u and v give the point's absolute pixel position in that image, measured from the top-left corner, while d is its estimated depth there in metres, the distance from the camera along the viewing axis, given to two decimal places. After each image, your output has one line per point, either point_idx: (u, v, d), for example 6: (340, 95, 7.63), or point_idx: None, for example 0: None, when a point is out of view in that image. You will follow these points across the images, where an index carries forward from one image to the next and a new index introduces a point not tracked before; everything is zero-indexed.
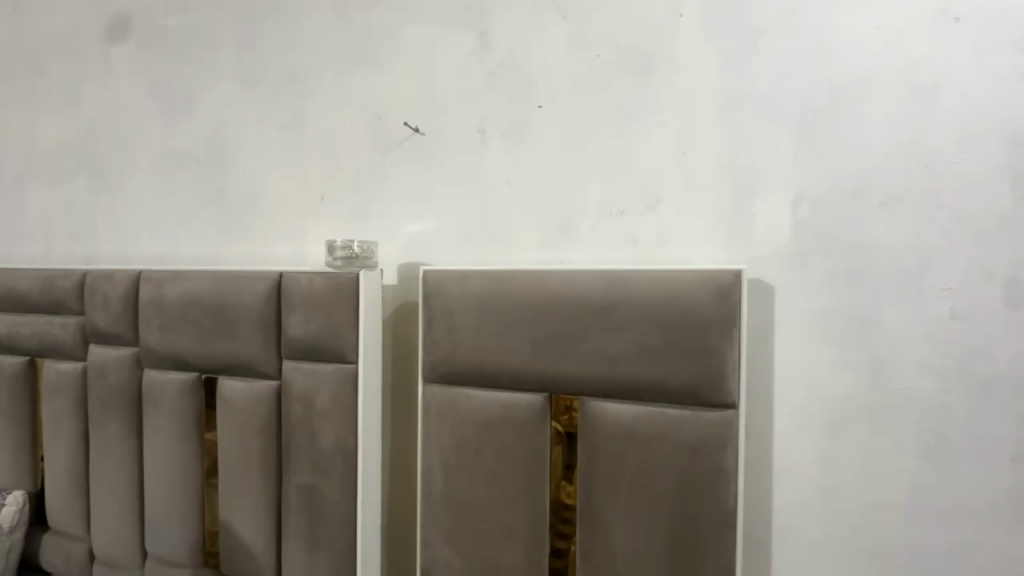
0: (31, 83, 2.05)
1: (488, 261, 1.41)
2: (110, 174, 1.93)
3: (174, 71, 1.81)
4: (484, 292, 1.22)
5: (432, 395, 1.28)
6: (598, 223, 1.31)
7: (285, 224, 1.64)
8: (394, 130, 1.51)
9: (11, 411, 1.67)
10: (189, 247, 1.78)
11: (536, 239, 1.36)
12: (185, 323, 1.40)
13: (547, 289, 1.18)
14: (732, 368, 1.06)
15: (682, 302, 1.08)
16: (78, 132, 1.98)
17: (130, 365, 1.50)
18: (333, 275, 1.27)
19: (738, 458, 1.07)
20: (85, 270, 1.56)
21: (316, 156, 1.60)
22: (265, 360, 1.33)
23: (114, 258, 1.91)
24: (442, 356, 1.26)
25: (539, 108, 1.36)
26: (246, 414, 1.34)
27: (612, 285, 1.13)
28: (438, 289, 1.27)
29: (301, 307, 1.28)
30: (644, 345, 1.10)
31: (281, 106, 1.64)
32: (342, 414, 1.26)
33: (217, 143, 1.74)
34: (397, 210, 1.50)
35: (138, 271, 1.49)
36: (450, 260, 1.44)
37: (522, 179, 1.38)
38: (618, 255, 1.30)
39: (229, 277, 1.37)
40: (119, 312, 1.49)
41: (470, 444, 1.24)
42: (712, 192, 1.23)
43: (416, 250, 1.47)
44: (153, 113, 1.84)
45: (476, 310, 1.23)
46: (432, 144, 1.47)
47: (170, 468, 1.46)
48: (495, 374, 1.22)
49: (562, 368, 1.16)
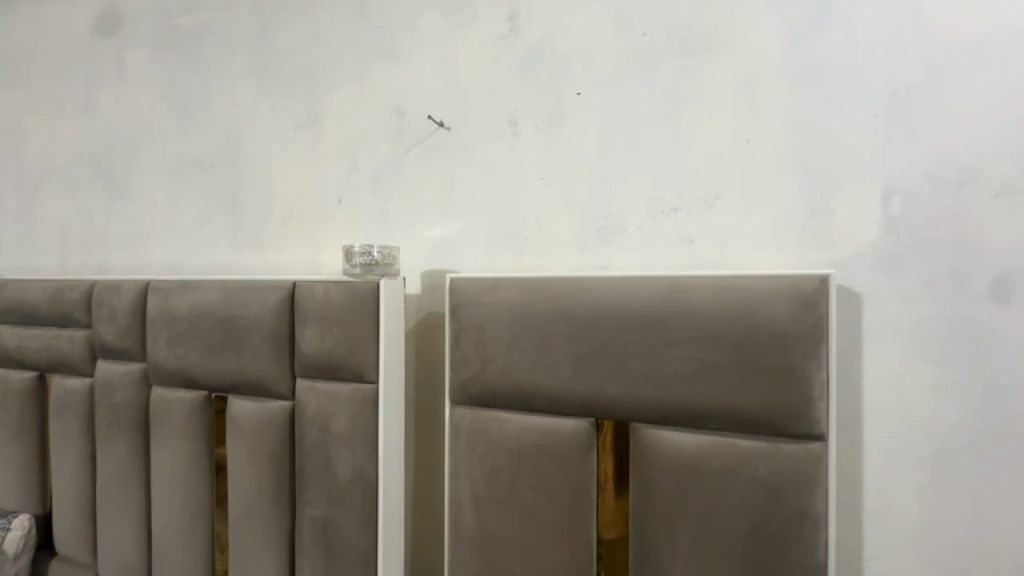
0: (47, 91, 2.00)
1: (520, 267, 1.26)
2: (124, 180, 1.86)
3: (187, 72, 1.73)
4: (518, 302, 1.08)
5: (461, 418, 1.14)
6: (646, 223, 1.15)
7: (301, 229, 1.53)
8: (416, 126, 1.39)
9: (19, 429, 1.60)
10: (203, 255, 1.69)
11: (575, 243, 1.21)
12: (193, 337, 1.29)
13: (592, 299, 1.02)
14: (819, 393, 0.88)
15: (756, 314, 0.91)
16: (93, 138, 1.92)
17: (137, 382, 1.40)
18: (350, 284, 1.14)
19: (826, 500, 0.89)
20: (92, 281, 1.48)
21: (333, 156, 1.49)
22: (277, 378, 1.20)
23: (127, 267, 1.84)
24: (471, 375, 1.12)
25: (577, 96, 1.22)
26: (256, 438, 1.22)
27: (670, 293, 0.97)
28: (466, 299, 1.13)
29: (315, 320, 1.16)
30: (709, 364, 0.93)
31: (297, 103, 1.54)
32: (361, 440, 1.12)
33: (230, 144, 1.64)
34: (419, 213, 1.37)
35: (146, 282, 1.39)
36: (478, 266, 1.30)
37: (558, 175, 1.23)
38: (670, 259, 1.13)
39: (239, 287, 1.25)
40: (125, 325, 1.40)
41: (503, 475, 1.09)
42: (782, 185, 1.06)
43: (440, 256, 1.34)
44: (167, 116, 1.77)
45: (510, 323, 1.08)
46: (458, 139, 1.34)
47: (178, 494, 1.35)
48: (532, 396, 1.07)
49: (609, 390, 1.00)
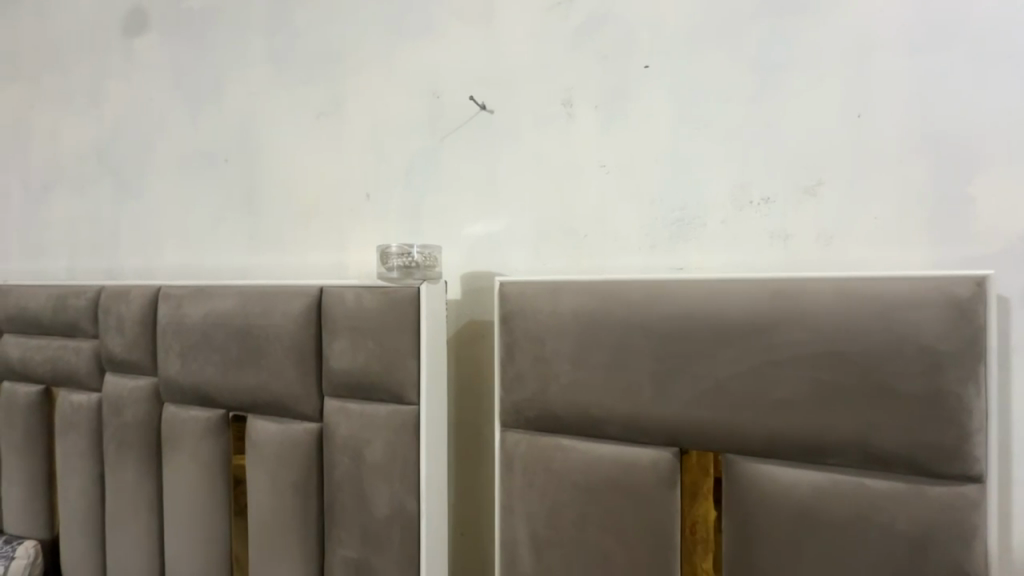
0: (54, 85, 1.89)
1: (577, 269, 1.10)
2: (135, 178, 1.73)
3: (198, 60, 1.59)
4: (584, 310, 0.92)
5: (516, 445, 0.98)
6: (731, 215, 0.98)
7: (324, 229, 1.39)
8: (454, 110, 1.23)
9: (25, 447, 1.48)
10: (218, 258, 1.55)
11: (644, 240, 1.05)
12: (207, 350, 1.15)
13: (676, 307, 0.85)
14: (977, 423, 0.71)
15: (892, 325, 0.74)
16: (102, 134, 1.80)
17: (147, 399, 1.26)
18: (386, 290, 0.98)
19: (987, 559, 0.71)
20: (99, 287, 1.35)
21: (359, 146, 1.34)
22: (302, 397, 1.06)
23: (139, 272, 1.71)
24: (528, 395, 0.96)
25: (645, 69, 1.05)
26: (279, 465, 1.08)
27: (777, 299, 0.80)
28: (520, 307, 0.97)
29: (346, 332, 1.00)
30: (831, 386, 0.76)
31: (319, 89, 1.39)
32: (400, 471, 0.97)
33: (247, 136, 1.50)
34: (458, 208, 1.22)
35: (156, 287, 1.26)
36: (528, 268, 1.14)
37: (622, 162, 1.07)
38: (761, 258, 0.96)
39: (259, 293, 1.11)
40: (134, 335, 1.26)
41: (566, 514, 0.93)
42: (903, 168, 0.88)
43: (483, 256, 1.18)
44: (177, 108, 1.64)
45: (574, 336, 0.92)
46: (503, 123, 1.18)
47: (192, 525, 1.21)
48: (602, 420, 0.90)
49: (701, 416, 0.83)
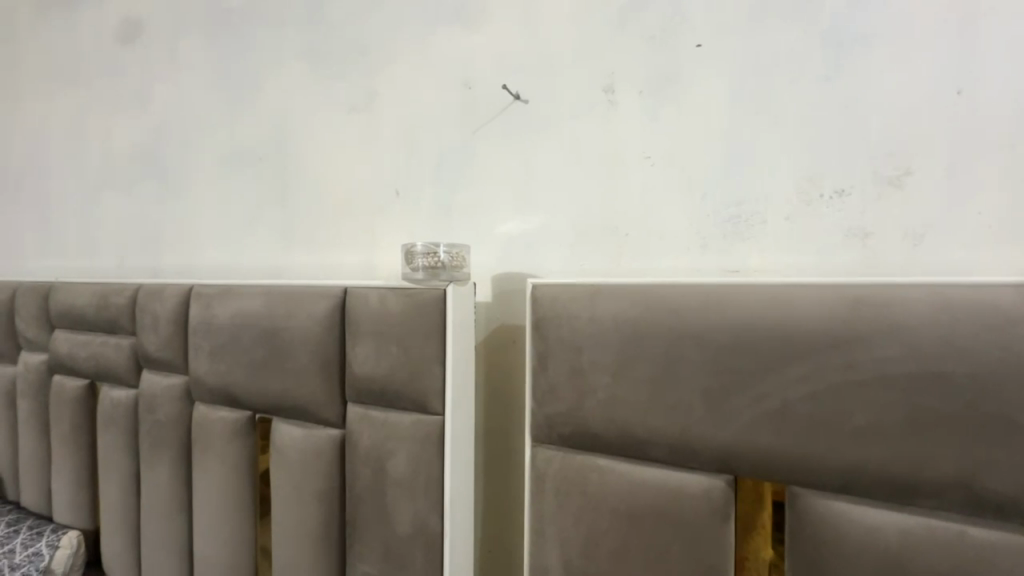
0: (107, 89, 1.96)
1: (618, 271, 1.00)
2: (177, 178, 1.76)
3: (236, 59, 1.60)
4: (625, 318, 0.82)
5: (548, 463, 0.90)
6: (797, 211, 0.86)
7: (354, 227, 1.35)
8: (487, 101, 1.16)
9: (71, 439, 1.53)
10: (252, 257, 1.55)
11: (694, 239, 0.94)
12: (234, 351, 1.13)
13: (733, 316, 0.75)
14: None
15: (1007, 342, 0.61)
16: (148, 135, 1.85)
17: (179, 398, 1.26)
18: (412, 292, 0.92)
19: None
20: (137, 286, 1.36)
21: (389, 141, 1.29)
22: (326, 403, 1.01)
23: (179, 270, 1.74)
24: (562, 410, 0.87)
25: (697, 49, 0.94)
26: (302, 472, 1.04)
27: (857, 309, 0.68)
28: (554, 313, 0.88)
29: (370, 335, 0.95)
30: (926, 414, 0.64)
31: (350, 84, 1.36)
32: (424, 486, 0.91)
33: (280, 134, 1.49)
34: (490, 205, 1.14)
35: (189, 287, 1.25)
36: (564, 269, 1.06)
37: (670, 152, 0.96)
38: (832, 260, 0.84)
39: (285, 293, 1.08)
40: (167, 334, 1.26)
41: (603, 543, 0.84)
42: (1015, 154, 0.74)
43: (516, 256, 1.11)
44: (217, 108, 1.65)
45: (614, 346, 0.83)
46: (538, 114, 1.10)
47: (219, 526, 1.20)
48: (645, 441, 0.81)
49: (762, 443, 0.72)
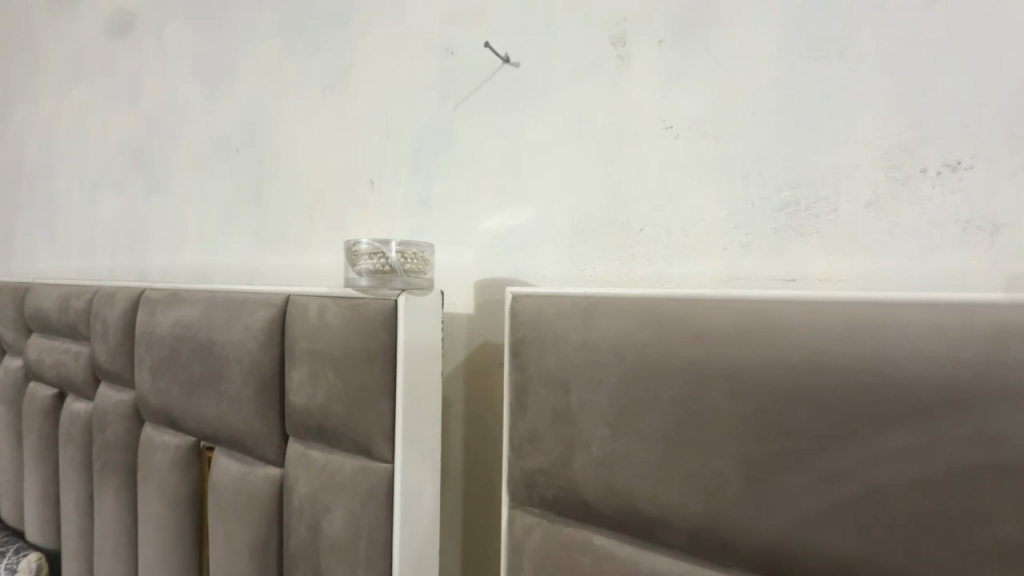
0: (104, 83, 1.88)
1: (629, 277, 0.76)
2: (161, 173, 1.64)
3: (216, 42, 1.46)
4: (629, 347, 0.58)
5: (525, 535, 0.67)
6: (885, 195, 0.60)
7: (325, 224, 1.16)
8: (471, 68, 0.93)
9: (39, 453, 1.42)
10: (227, 258, 1.40)
11: (732, 236, 0.69)
12: (173, 367, 0.96)
13: (788, 352, 0.50)
14: None
15: None
16: (138, 130, 1.75)
17: (128, 417, 1.11)
18: (356, 304, 0.72)
19: None
20: (95, 289, 1.23)
21: (361, 122, 1.09)
22: (262, 436, 0.83)
23: (161, 271, 1.62)
24: (544, 466, 0.65)
25: None
26: (237, 517, 0.86)
27: (1000, 347, 0.42)
28: (537, 334, 0.66)
29: (307, 356, 0.76)
30: None
31: (322, 58, 1.17)
32: (365, 554, 0.70)
33: (254, 121, 1.33)
34: (473, 195, 0.93)
35: (138, 291, 1.10)
36: (560, 276, 0.82)
37: (701, 118, 0.71)
38: (941, 265, 0.57)
39: (225, 301, 0.90)
40: (116, 344, 1.12)
41: None
42: None
43: (503, 258, 0.88)
44: (198, 97, 1.51)
45: (613, 385, 0.59)
46: (532, 80, 0.86)
47: (159, 569, 1.03)
48: (656, 522, 0.57)
49: (835, 545, 0.47)
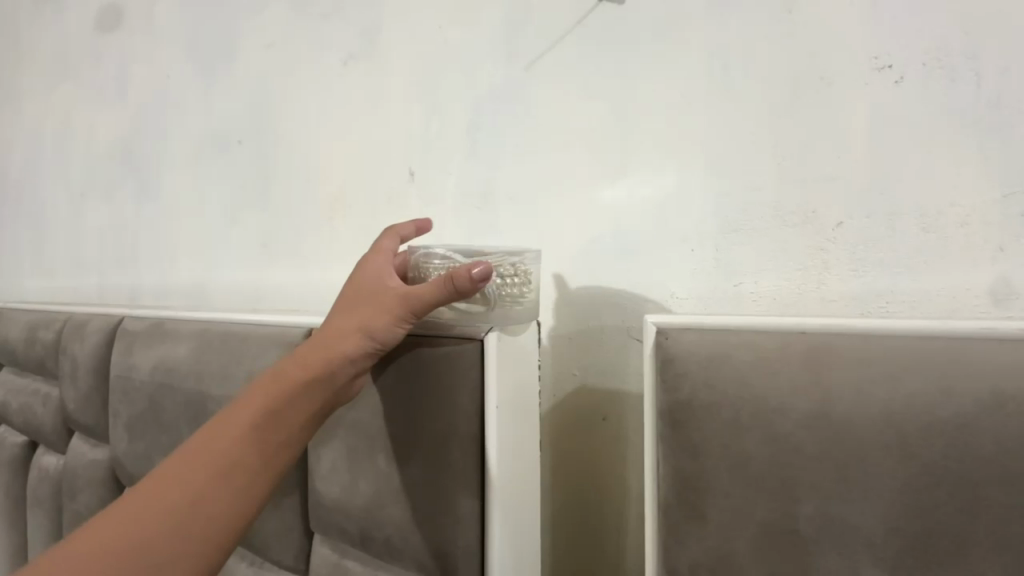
0: (91, 79, 1.66)
1: (815, 297, 0.51)
2: (152, 177, 1.41)
3: (213, 17, 1.23)
4: (930, 428, 0.34)
5: None
6: None
7: (348, 230, 0.91)
8: (550, 12, 0.69)
9: (8, 512, 1.18)
10: (227, 274, 1.16)
11: (1012, 231, 0.44)
12: (155, 425, 0.72)
13: None
14: None
15: None
16: (127, 129, 1.52)
17: (104, 482, 0.87)
18: (417, 346, 0.48)
19: None
20: (67, 317, 1.00)
21: (395, 98, 0.85)
22: (277, 529, 0.58)
23: (153, 291, 1.39)
24: None
25: None
26: None
27: None
28: (717, 398, 0.40)
29: (344, 420, 0.52)
30: None
31: (343, 22, 0.93)
32: None
33: (259, 109, 1.09)
34: (555, 184, 0.68)
35: (115, 321, 0.87)
36: (698, 295, 0.57)
37: (945, 50, 0.46)
38: None
39: (224, 338, 0.67)
40: (88, 388, 0.88)
41: None
42: None
43: (602, 272, 0.63)
44: (193, 85, 1.28)
45: (891, 492, 0.34)
46: (645, 18, 0.61)
47: None
48: None
49: None
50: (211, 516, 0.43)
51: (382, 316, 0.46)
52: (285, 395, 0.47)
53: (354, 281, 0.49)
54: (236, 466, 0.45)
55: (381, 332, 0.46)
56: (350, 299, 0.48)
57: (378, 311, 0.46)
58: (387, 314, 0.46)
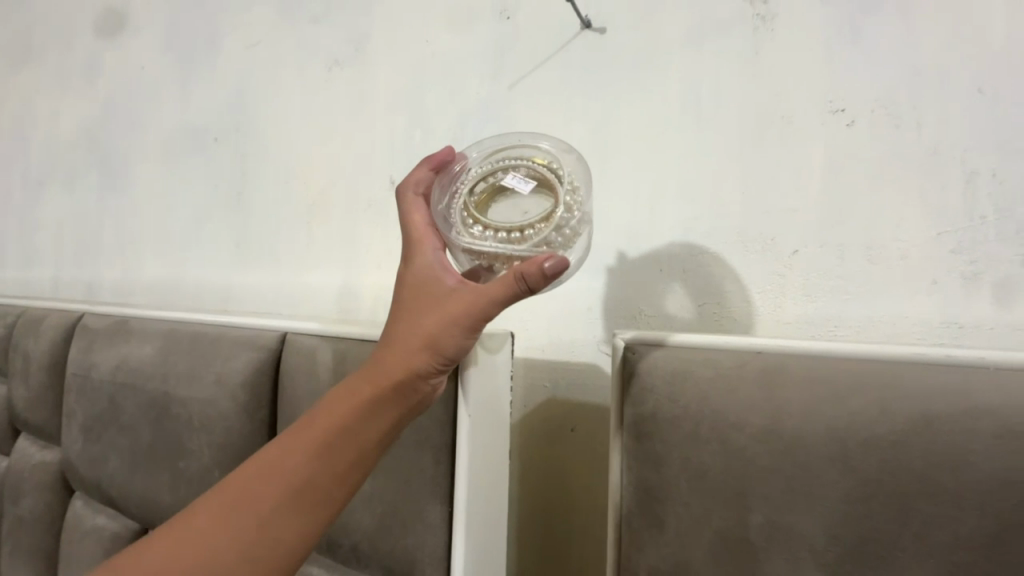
0: (58, 64, 1.60)
1: (771, 319, 0.55)
2: (119, 169, 1.37)
3: (195, 12, 1.21)
4: (869, 443, 0.37)
5: None
6: None
7: (324, 235, 0.91)
8: (535, 36, 0.71)
9: None
10: (195, 273, 1.13)
11: (947, 264, 0.48)
12: (114, 426, 0.70)
13: None
14: None
15: None
16: (94, 118, 1.47)
17: (53, 485, 0.83)
18: None
19: None
20: (21, 311, 0.96)
21: (379, 107, 0.86)
22: None
23: (114, 287, 1.34)
24: None
25: None
26: None
27: None
28: (679, 411, 0.43)
29: None
30: None
31: (330, 28, 0.93)
32: None
33: (239, 108, 1.08)
34: None
35: (74, 317, 0.84)
36: (665, 313, 0.60)
37: (892, 98, 0.51)
38: None
39: (193, 338, 0.66)
40: (40, 386, 0.84)
41: None
42: None
43: (576, 287, 0.66)
44: (169, 79, 1.26)
45: (832, 502, 0.37)
46: (625, 49, 0.65)
47: None
48: None
49: None
50: (281, 541, 0.41)
51: (449, 328, 0.43)
52: (354, 411, 0.43)
53: (416, 286, 0.45)
54: (306, 486, 0.42)
55: (448, 346, 0.43)
56: (415, 307, 0.44)
57: (445, 322, 0.43)
58: (455, 325, 0.43)
